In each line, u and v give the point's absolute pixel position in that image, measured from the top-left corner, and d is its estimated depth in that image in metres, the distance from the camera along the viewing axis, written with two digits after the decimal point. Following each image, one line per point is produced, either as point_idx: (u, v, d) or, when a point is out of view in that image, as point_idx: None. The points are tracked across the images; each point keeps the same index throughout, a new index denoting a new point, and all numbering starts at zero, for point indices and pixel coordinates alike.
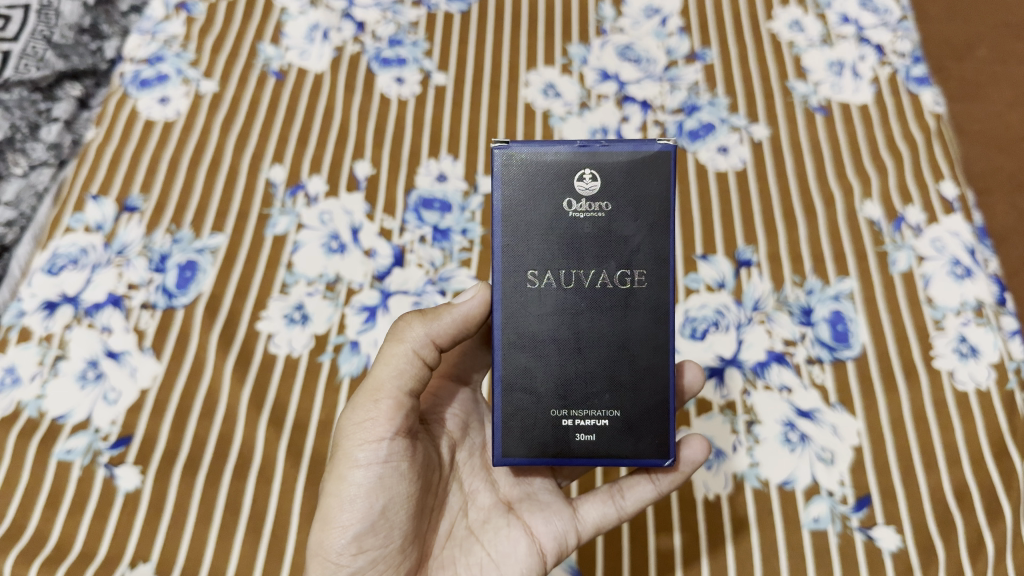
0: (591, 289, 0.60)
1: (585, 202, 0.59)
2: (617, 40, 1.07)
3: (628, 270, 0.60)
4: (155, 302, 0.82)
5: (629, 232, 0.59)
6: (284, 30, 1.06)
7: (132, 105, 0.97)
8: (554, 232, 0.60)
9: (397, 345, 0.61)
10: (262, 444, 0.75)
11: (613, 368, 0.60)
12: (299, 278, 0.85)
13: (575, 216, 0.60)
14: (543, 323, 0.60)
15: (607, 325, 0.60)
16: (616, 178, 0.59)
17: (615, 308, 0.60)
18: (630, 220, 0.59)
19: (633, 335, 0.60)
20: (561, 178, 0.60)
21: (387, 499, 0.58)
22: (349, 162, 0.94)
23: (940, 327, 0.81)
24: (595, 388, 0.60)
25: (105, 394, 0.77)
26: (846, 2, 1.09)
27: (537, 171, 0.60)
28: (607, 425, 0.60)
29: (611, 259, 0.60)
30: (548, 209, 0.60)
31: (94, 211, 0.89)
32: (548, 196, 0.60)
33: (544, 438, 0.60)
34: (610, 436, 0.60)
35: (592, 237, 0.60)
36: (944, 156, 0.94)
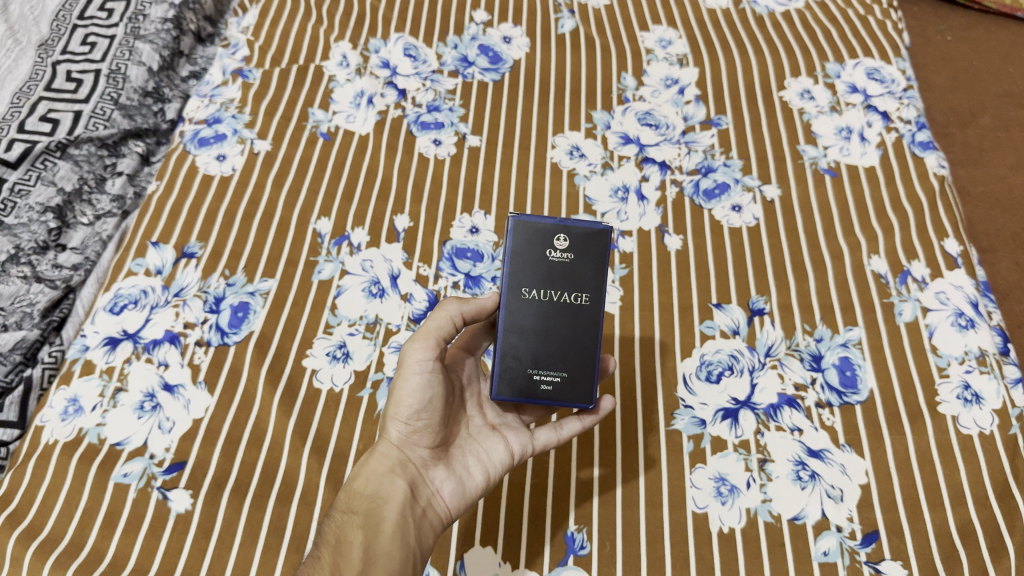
0: (551, 303, 0.73)
1: (560, 254, 0.72)
2: (638, 107, 1.15)
3: (579, 293, 0.73)
4: (209, 339, 0.89)
5: (582, 271, 0.73)
6: (332, 96, 1.15)
7: (192, 161, 1.06)
8: (530, 263, 0.72)
9: (441, 312, 0.73)
10: (305, 471, 0.81)
11: (572, 354, 0.73)
12: (342, 319, 0.92)
13: (543, 258, 0.72)
14: (515, 325, 0.72)
15: (563, 328, 0.73)
16: (580, 238, 0.72)
17: (574, 322, 0.73)
18: (586, 267, 0.73)
19: (586, 337, 0.73)
20: (546, 237, 0.72)
21: (433, 391, 0.71)
22: (389, 216, 1.02)
23: (945, 374, 0.86)
24: (553, 357, 0.73)
25: (161, 422, 0.83)
26: (854, 74, 1.17)
27: (533, 230, 0.72)
28: (560, 383, 0.73)
29: (567, 285, 0.73)
30: (525, 249, 0.72)
31: (154, 256, 0.96)
32: (531, 242, 0.72)
33: (511, 382, 0.72)
34: (566, 391, 0.73)
35: (563, 277, 0.73)
36: (947, 216, 1.00)
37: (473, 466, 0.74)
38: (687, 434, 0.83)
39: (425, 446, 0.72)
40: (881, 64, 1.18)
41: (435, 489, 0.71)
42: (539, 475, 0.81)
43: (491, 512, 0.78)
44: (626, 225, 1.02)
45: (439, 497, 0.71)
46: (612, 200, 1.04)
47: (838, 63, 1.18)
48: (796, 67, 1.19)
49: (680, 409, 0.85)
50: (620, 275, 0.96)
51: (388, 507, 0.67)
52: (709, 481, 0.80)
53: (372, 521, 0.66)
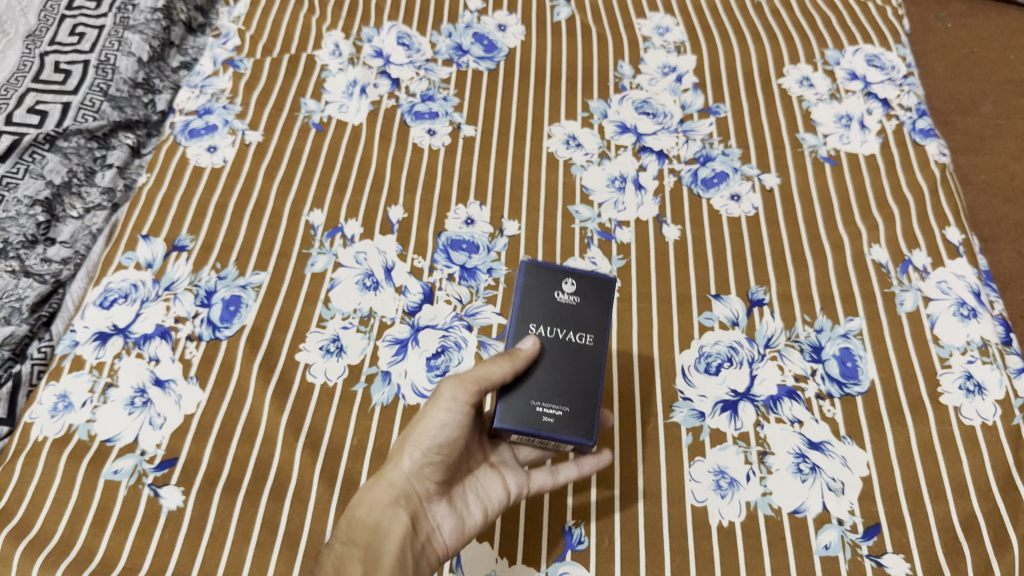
0: (556, 339, 0.72)
1: (568, 295, 0.73)
2: (635, 95, 1.14)
3: (583, 332, 0.72)
4: (201, 334, 0.88)
5: (588, 313, 0.73)
6: (325, 86, 1.14)
7: (182, 153, 1.05)
8: (540, 303, 0.73)
9: (497, 366, 0.67)
10: (298, 466, 0.79)
11: (575, 388, 0.70)
12: (336, 312, 0.90)
13: (551, 299, 0.73)
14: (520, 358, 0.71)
15: (568, 363, 0.71)
16: (587, 284, 0.74)
17: (576, 357, 0.71)
18: (592, 309, 0.73)
19: (588, 372, 0.71)
20: (555, 280, 0.74)
21: (460, 428, 0.70)
22: (383, 208, 1.01)
23: (947, 365, 0.85)
24: (557, 388, 0.70)
25: (152, 418, 0.82)
26: (853, 61, 1.15)
27: (544, 274, 0.74)
28: (563, 417, 0.69)
29: (573, 325, 0.72)
30: (535, 291, 0.73)
31: (145, 250, 0.95)
32: (541, 284, 0.74)
33: (513, 409, 0.69)
34: (567, 423, 0.69)
35: (568, 317, 0.73)
36: (949, 205, 0.99)
37: (472, 501, 0.73)
38: (686, 427, 0.82)
39: (433, 480, 0.71)
40: (881, 50, 1.16)
41: (435, 524, 0.71)
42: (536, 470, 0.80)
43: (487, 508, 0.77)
44: (623, 215, 1.00)
45: (437, 533, 0.71)
46: (609, 189, 1.03)
47: (837, 50, 1.17)
48: (795, 54, 1.17)
49: (678, 402, 0.84)
50: (618, 266, 0.95)
51: (388, 540, 0.67)
52: (708, 474, 0.79)
53: (372, 553, 0.66)
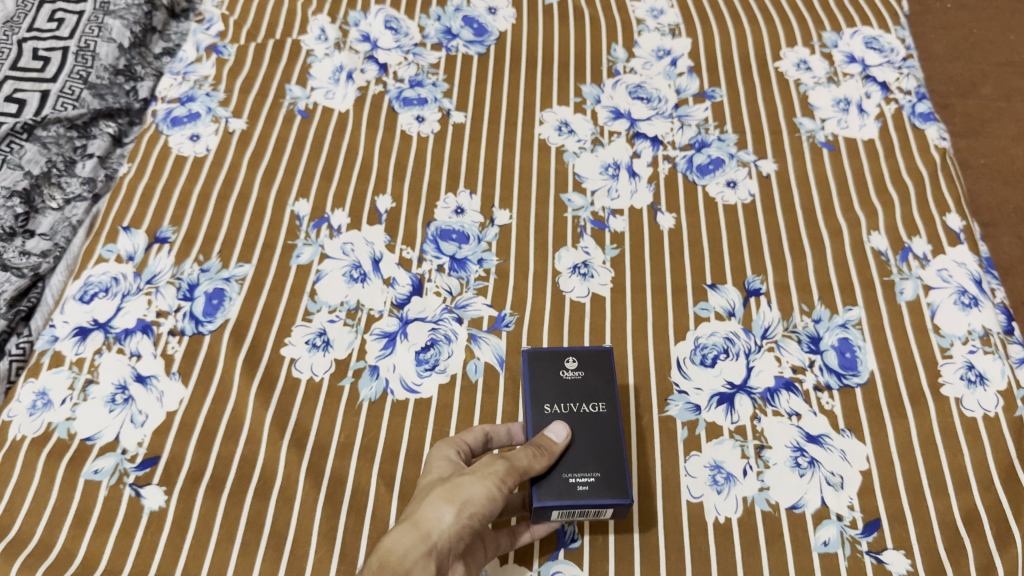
0: (573, 415, 0.72)
1: (571, 371, 0.74)
2: (629, 80, 1.11)
3: (595, 401, 0.73)
4: (183, 328, 0.85)
5: (594, 384, 0.74)
6: (310, 72, 1.11)
7: (164, 142, 1.02)
8: (548, 384, 0.73)
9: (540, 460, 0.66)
10: (284, 464, 0.77)
11: (600, 452, 0.70)
12: (322, 305, 0.88)
13: (556, 378, 0.74)
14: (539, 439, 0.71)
15: (587, 432, 0.71)
16: (586, 358, 0.75)
17: (593, 424, 0.71)
18: (597, 380, 0.74)
19: (608, 437, 0.71)
20: (555, 361, 0.75)
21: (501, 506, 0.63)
22: (371, 197, 0.98)
23: (948, 355, 0.83)
24: (582, 457, 0.69)
25: (133, 416, 0.80)
26: (851, 43, 1.13)
27: (544, 358, 0.75)
28: (595, 483, 0.68)
29: (582, 397, 0.73)
30: (541, 375, 0.74)
31: (126, 242, 0.92)
32: (545, 366, 0.74)
33: (545, 486, 0.68)
34: (601, 488, 0.68)
35: (576, 390, 0.73)
36: (949, 191, 0.97)
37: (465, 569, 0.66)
38: (681, 421, 0.80)
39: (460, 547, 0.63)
40: (879, 32, 1.14)
41: None
42: None
43: None
44: (617, 203, 0.98)
45: None
46: (602, 177, 1.01)
47: (835, 32, 1.14)
48: (792, 36, 1.14)
49: (673, 395, 0.82)
50: (611, 256, 0.93)
51: None
52: (704, 469, 0.77)
53: None
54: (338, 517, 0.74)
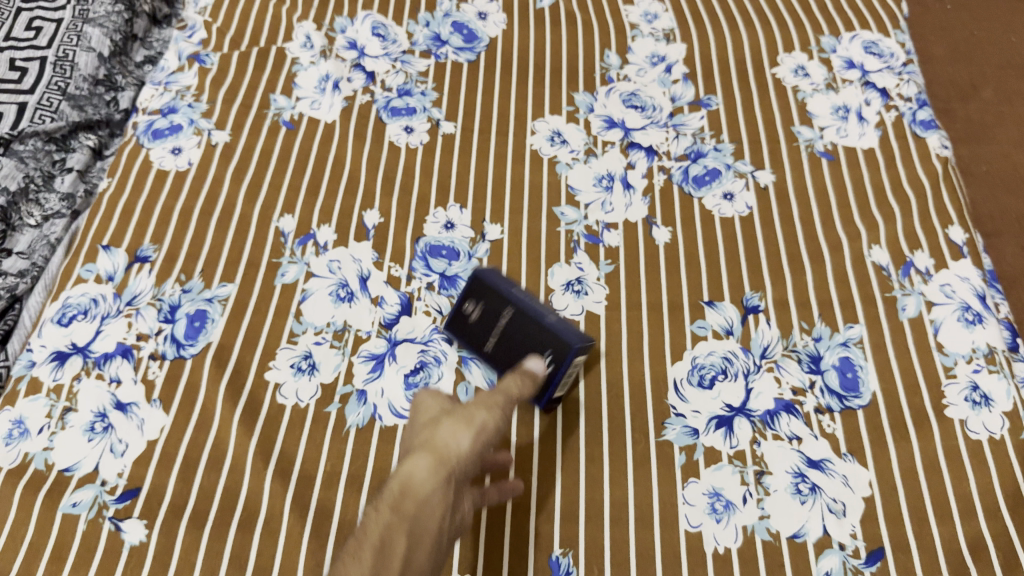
0: (500, 336, 0.81)
1: (470, 306, 0.83)
2: (622, 88, 1.09)
3: (506, 309, 0.80)
4: (164, 352, 0.83)
5: (494, 297, 0.81)
6: (295, 81, 1.08)
7: (145, 155, 0.99)
8: (469, 333, 0.83)
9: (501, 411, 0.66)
10: (269, 496, 0.74)
11: (543, 333, 0.78)
12: (308, 326, 0.85)
13: (465, 326, 0.83)
14: (508, 342, 0.80)
15: (518, 337, 0.80)
16: (472, 285, 0.82)
17: (530, 324, 0.79)
18: (499, 293, 0.81)
19: (534, 320, 0.79)
20: (454, 313, 0.83)
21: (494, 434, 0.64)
22: (358, 212, 0.95)
23: (952, 374, 0.81)
24: (536, 352, 0.78)
25: (113, 445, 0.77)
26: (850, 48, 1.10)
27: (449, 320, 0.84)
28: (585, 344, 0.78)
29: (491, 317, 0.81)
30: (461, 332, 0.83)
31: (105, 262, 0.89)
32: (454, 327, 0.84)
33: (539, 395, 0.77)
34: (568, 362, 0.76)
35: (483, 317, 0.82)
36: (952, 202, 0.94)
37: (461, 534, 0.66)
38: (678, 446, 0.78)
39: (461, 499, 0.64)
40: (878, 37, 1.11)
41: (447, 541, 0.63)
42: (521, 494, 0.75)
43: (469, 538, 0.73)
44: (611, 216, 0.95)
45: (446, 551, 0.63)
46: (596, 189, 0.98)
47: (833, 36, 1.12)
48: (789, 41, 1.12)
49: (670, 419, 0.79)
50: (606, 272, 0.90)
51: (429, 521, 0.58)
52: (702, 497, 0.75)
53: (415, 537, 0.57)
54: (324, 550, 0.72)
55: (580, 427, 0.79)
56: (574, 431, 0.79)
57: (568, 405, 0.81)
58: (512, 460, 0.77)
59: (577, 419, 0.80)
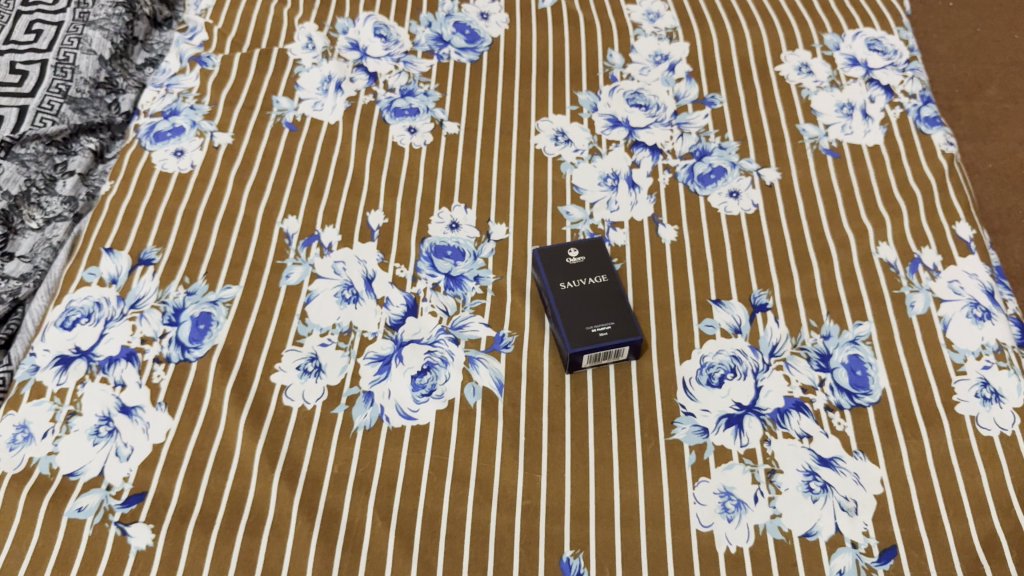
0: (582, 287, 0.83)
1: (577, 256, 0.86)
2: (626, 87, 1.08)
3: (598, 274, 0.84)
4: (169, 355, 0.82)
5: (598, 264, 0.86)
6: (298, 83, 1.08)
7: (147, 158, 0.99)
8: (554, 268, 0.85)
9: None
10: (276, 499, 0.74)
11: (615, 303, 0.82)
12: (313, 328, 0.85)
13: (563, 264, 0.86)
14: (577, 296, 0.82)
15: (599, 296, 0.83)
16: (587, 249, 0.87)
17: (601, 290, 0.83)
18: (600, 262, 0.86)
19: (610, 291, 0.83)
20: (557, 253, 0.86)
21: None
22: (362, 213, 0.95)
23: (962, 371, 0.80)
24: (600, 312, 0.81)
25: (118, 449, 0.76)
26: (853, 45, 1.10)
27: (544, 253, 0.86)
28: (612, 329, 0.80)
29: (589, 273, 0.85)
30: (553, 267, 0.85)
31: (108, 264, 0.89)
32: (547, 259, 0.86)
33: (574, 335, 0.79)
34: (620, 332, 0.80)
35: (584, 270, 0.85)
36: (958, 198, 0.94)
37: None
38: (688, 445, 0.77)
39: None
40: (882, 34, 1.11)
41: None
42: (530, 495, 0.74)
43: (479, 539, 0.72)
44: (617, 215, 0.95)
45: None
46: (601, 188, 0.98)
47: (836, 34, 1.12)
48: (792, 39, 1.12)
49: (680, 418, 0.79)
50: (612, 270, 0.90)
51: None
52: (713, 496, 0.74)
53: None
54: (333, 554, 0.71)
55: (589, 427, 0.78)
56: (582, 431, 0.78)
57: (576, 405, 0.80)
58: (520, 461, 0.76)
59: (586, 419, 0.79)
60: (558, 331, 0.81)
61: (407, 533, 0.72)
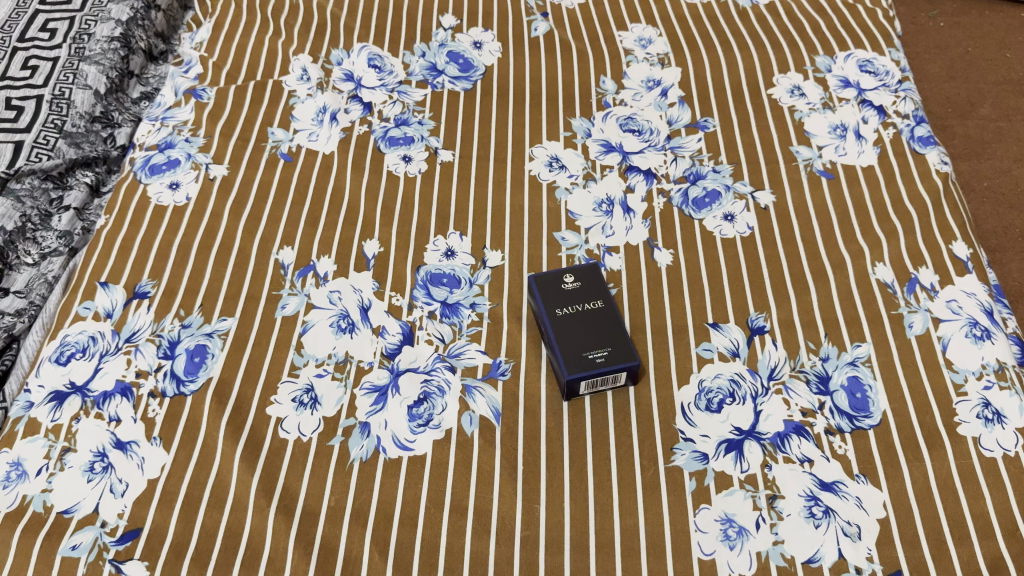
0: (578, 312, 0.83)
1: (573, 281, 0.86)
2: (619, 112, 1.09)
3: (594, 300, 0.84)
4: (164, 389, 0.82)
5: (594, 289, 0.85)
6: (293, 114, 1.08)
7: (143, 191, 0.99)
8: (551, 295, 0.85)
9: None
10: (271, 533, 0.73)
11: (611, 328, 0.82)
12: (309, 359, 0.84)
13: (559, 291, 0.86)
14: (573, 322, 0.82)
15: (596, 321, 0.82)
16: (583, 274, 0.87)
17: (597, 316, 0.83)
18: (595, 288, 0.85)
19: (607, 316, 0.83)
20: (553, 278, 0.86)
21: None
22: (357, 242, 0.95)
23: (963, 392, 0.80)
24: (597, 338, 0.81)
25: (113, 485, 0.75)
26: (845, 67, 1.11)
27: (541, 279, 0.86)
28: (609, 354, 0.79)
29: (586, 298, 0.84)
30: (549, 293, 0.85)
31: (103, 298, 0.89)
32: (543, 286, 0.86)
33: (572, 362, 0.79)
34: (617, 356, 0.79)
35: (580, 295, 0.85)
36: (954, 218, 0.94)
37: None
38: (688, 471, 0.76)
39: None
40: (873, 55, 1.12)
41: None
42: (530, 526, 0.73)
43: (478, 572, 0.71)
44: (612, 240, 0.95)
45: None
46: (595, 213, 0.98)
47: (828, 56, 1.12)
48: (784, 62, 1.12)
49: (679, 444, 0.78)
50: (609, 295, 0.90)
51: None
52: (714, 523, 0.73)
53: None
54: None
55: (588, 455, 0.78)
56: (581, 458, 0.77)
57: (574, 432, 0.79)
58: (519, 491, 0.76)
59: (584, 446, 0.78)
60: (555, 358, 0.80)
61: (405, 566, 0.71)
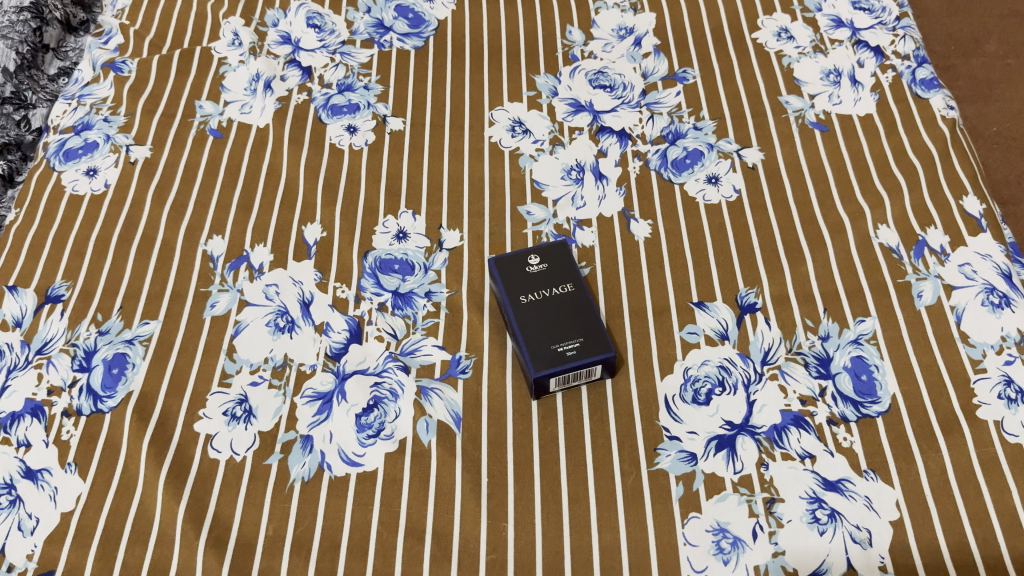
0: (545, 298, 0.73)
1: (539, 263, 0.76)
2: (588, 66, 0.98)
3: (563, 283, 0.74)
4: (80, 407, 0.72)
5: (562, 270, 0.75)
6: (223, 84, 0.97)
7: (57, 179, 0.88)
8: (514, 279, 0.75)
9: None
10: (202, 571, 0.64)
11: (582, 314, 0.72)
12: (243, 365, 0.75)
13: (523, 275, 0.75)
14: (540, 310, 0.72)
15: (566, 307, 0.72)
16: (550, 253, 0.77)
17: (567, 301, 0.73)
18: (564, 270, 0.76)
19: (578, 301, 0.73)
20: (516, 260, 0.76)
21: None
22: (297, 227, 0.84)
23: (981, 369, 0.71)
24: (566, 327, 0.71)
25: (22, 522, 0.66)
26: (836, 5, 1.00)
27: (503, 262, 0.76)
28: (581, 345, 0.70)
29: (553, 282, 0.75)
30: (512, 278, 0.75)
31: (11, 305, 0.78)
32: (505, 270, 0.76)
33: (539, 357, 0.69)
34: (590, 348, 0.70)
35: (547, 278, 0.75)
36: (964, 169, 0.84)
37: None
38: (674, 475, 0.67)
39: None
40: None
41: None
42: (495, 548, 0.65)
43: None
44: (583, 212, 0.85)
45: None
46: (564, 182, 0.87)
47: None
48: (769, 3, 1.01)
49: (663, 443, 0.69)
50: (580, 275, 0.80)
51: None
52: (706, 535, 0.64)
53: None
54: None
55: (560, 461, 0.68)
56: (553, 465, 0.68)
57: (544, 435, 0.70)
58: (483, 506, 0.67)
59: (557, 451, 0.69)
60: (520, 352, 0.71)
61: None
